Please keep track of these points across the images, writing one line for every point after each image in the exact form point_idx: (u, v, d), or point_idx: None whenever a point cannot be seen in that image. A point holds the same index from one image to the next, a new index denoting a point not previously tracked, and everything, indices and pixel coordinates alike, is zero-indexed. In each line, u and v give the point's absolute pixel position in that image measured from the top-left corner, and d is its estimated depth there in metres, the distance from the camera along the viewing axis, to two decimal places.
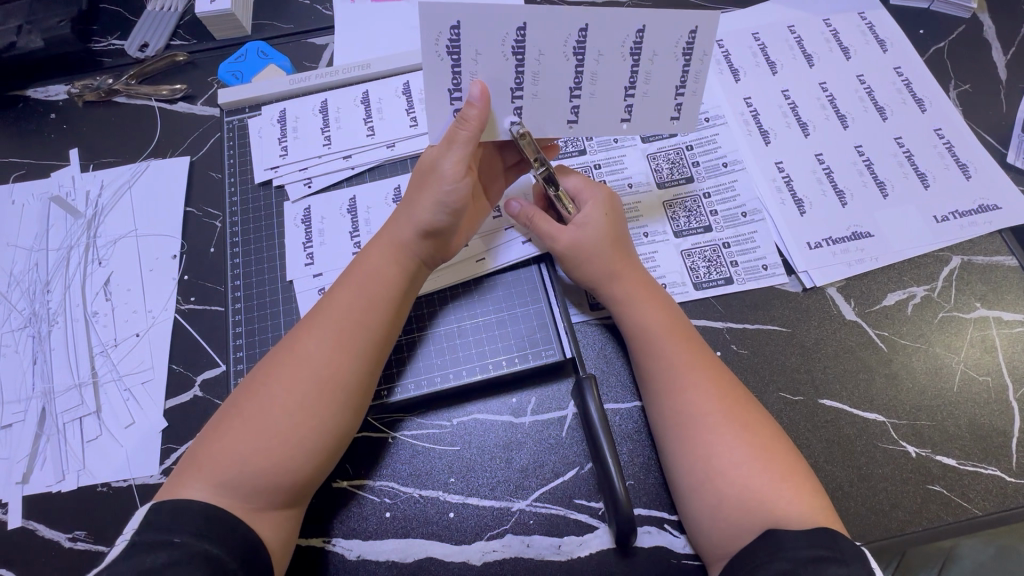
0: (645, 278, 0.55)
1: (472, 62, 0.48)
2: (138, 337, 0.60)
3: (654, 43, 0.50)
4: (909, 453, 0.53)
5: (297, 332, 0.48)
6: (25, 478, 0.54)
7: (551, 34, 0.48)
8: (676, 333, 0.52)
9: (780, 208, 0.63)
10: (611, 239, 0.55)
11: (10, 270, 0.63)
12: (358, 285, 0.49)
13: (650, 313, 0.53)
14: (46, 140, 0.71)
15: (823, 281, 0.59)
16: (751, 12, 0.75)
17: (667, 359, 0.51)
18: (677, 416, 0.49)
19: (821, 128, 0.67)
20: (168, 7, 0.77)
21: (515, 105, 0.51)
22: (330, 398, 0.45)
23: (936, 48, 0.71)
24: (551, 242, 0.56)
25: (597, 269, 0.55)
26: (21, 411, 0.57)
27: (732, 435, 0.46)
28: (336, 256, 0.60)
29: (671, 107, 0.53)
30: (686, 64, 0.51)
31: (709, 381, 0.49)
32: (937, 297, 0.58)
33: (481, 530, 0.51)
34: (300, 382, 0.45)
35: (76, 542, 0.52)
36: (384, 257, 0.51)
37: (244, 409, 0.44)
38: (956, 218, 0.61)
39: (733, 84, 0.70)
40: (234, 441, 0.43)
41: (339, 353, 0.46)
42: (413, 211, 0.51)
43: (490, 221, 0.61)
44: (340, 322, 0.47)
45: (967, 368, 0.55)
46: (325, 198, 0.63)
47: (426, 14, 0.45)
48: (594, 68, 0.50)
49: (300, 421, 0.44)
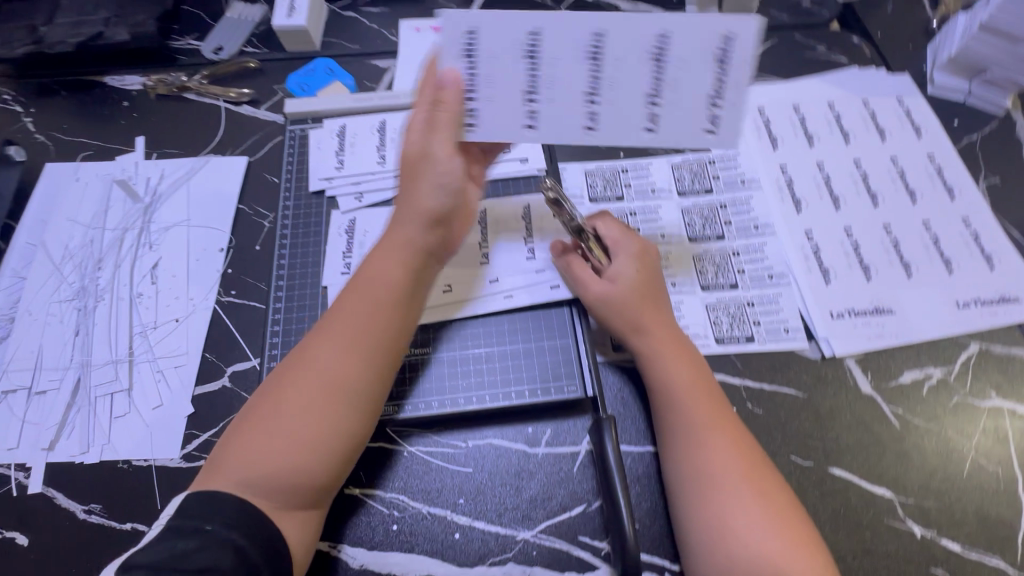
0: (672, 330, 0.57)
1: (507, 65, 0.51)
2: (177, 322, 0.62)
3: (680, 49, 0.50)
4: (914, 532, 0.53)
5: (309, 340, 0.49)
6: (51, 445, 0.56)
7: (564, 40, 0.51)
8: (699, 390, 0.53)
9: (806, 275, 0.65)
10: (646, 294, 0.57)
11: (65, 244, 0.67)
12: (361, 289, 0.50)
13: (678, 369, 0.54)
14: (116, 126, 0.76)
15: (842, 351, 0.61)
16: (793, 86, 0.78)
17: (688, 415, 0.52)
18: (694, 472, 0.50)
19: (851, 203, 0.69)
20: (245, 17, 0.83)
21: (529, 108, 0.52)
22: (338, 405, 0.46)
23: (969, 140, 0.74)
24: (582, 289, 0.59)
25: (630, 320, 0.56)
26: (57, 380, 0.59)
27: (748, 498, 0.48)
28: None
29: (705, 118, 0.52)
30: (722, 70, 0.50)
31: (728, 441, 0.51)
32: (952, 381, 0.60)
33: (483, 555, 0.52)
34: (310, 388, 0.46)
35: (90, 515, 0.53)
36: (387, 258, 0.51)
37: (257, 421, 0.45)
38: (977, 306, 0.62)
39: (771, 151, 0.73)
40: (248, 453, 0.44)
41: (346, 358, 0.47)
42: (412, 207, 0.52)
43: (522, 259, 0.63)
44: (346, 328, 0.48)
45: (978, 456, 0.56)
46: (369, 213, 0.66)
47: (442, 23, 0.50)
48: (613, 75, 0.51)
49: (313, 429, 0.45)
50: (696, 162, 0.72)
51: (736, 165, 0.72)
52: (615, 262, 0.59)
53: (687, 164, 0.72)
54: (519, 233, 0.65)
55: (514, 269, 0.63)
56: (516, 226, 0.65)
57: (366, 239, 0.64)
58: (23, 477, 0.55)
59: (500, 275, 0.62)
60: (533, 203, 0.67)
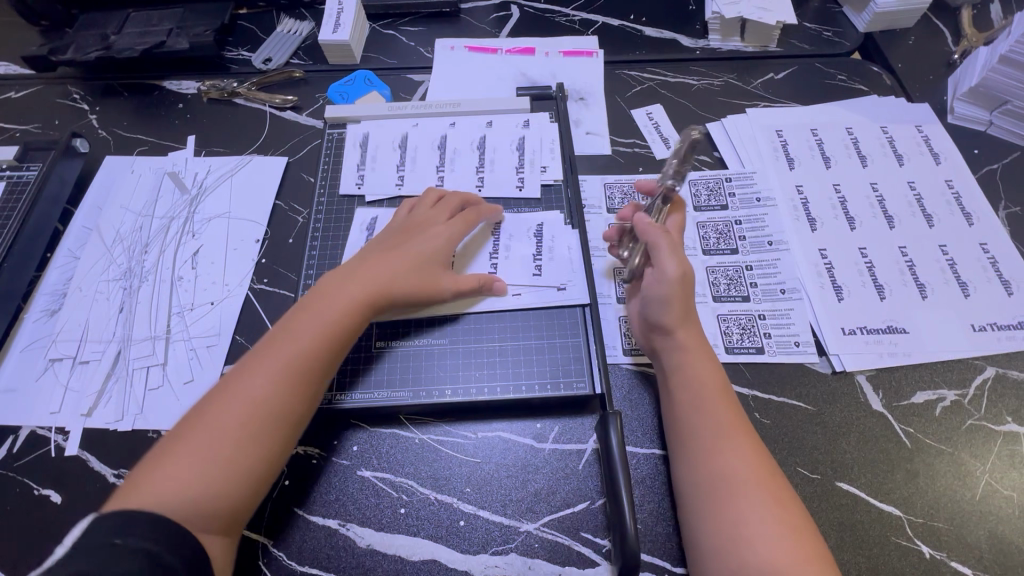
0: (701, 332, 0.59)
1: (426, 152, 0.74)
2: (212, 305, 0.66)
3: (532, 145, 0.74)
4: (922, 552, 0.52)
5: (253, 364, 0.51)
6: (89, 411, 0.60)
7: (464, 140, 0.75)
8: (721, 393, 0.54)
9: (819, 291, 0.66)
10: (687, 290, 0.59)
11: (118, 228, 0.72)
12: (314, 325, 0.54)
13: (706, 370, 0.55)
14: (170, 125, 0.82)
15: (853, 367, 0.61)
16: (811, 110, 0.81)
17: (710, 417, 0.53)
18: (710, 475, 0.50)
19: (866, 225, 0.70)
20: (294, 32, 0.90)
21: (439, 176, 0.73)
22: (283, 431, 0.49)
23: (989, 168, 0.75)
24: (668, 267, 0.58)
25: (688, 308, 0.58)
26: (100, 351, 0.64)
27: (766, 507, 0.47)
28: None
29: (515, 179, 0.72)
30: (519, 156, 0.73)
31: (749, 447, 0.51)
32: (967, 403, 0.59)
33: (486, 544, 0.53)
34: (255, 413, 0.49)
35: (118, 479, 0.56)
36: (349, 305, 0.56)
37: (194, 431, 0.48)
38: (993, 330, 0.62)
39: (787, 171, 0.75)
40: (183, 463, 0.46)
41: (304, 395, 0.51)
42: (383, 274, 0.58)
43: (530, 275, 0.65)
44: (300, 358, 0.52)
45: (991, 480, 0.55)
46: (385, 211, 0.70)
47: (388, 134, 0.76)
48: (493, 157, 0.74)
49: (252, 453, 0.48)
50: (713, 179, 0.75)
51: (752, 184, 0.74)
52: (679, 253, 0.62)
53: (703, 180, 0.75)
54: (528, 246, 0.67)
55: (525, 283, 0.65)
56: (527, 242, 0.67)
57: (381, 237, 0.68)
58: (61, 439, 0.59)
59: (512, 274, 0.65)
60: (548, 224, 0.68)
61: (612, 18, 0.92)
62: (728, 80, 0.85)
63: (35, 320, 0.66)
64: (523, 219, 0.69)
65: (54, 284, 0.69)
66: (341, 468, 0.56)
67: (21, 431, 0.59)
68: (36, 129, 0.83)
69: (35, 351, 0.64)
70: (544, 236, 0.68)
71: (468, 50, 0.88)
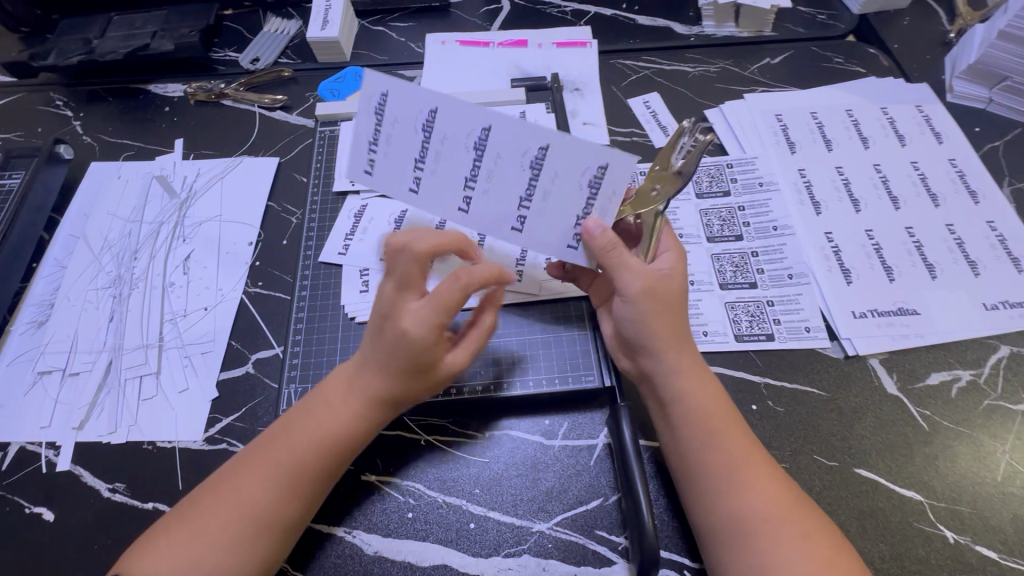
0: (694, 352, 0.52)
1: None
2: (205, 311, 0.64)
3: None
4: (946, 537, 0.51)
5: (249, 464, 0.48)
6: (81, 425, 0.58)
7: None
8: (726, 420, 0.50)
9: (827, 275, 0.64)
10: (673, 316, 0.51)
11: (106, 235, 0.70)
12: (314, 433, 0.48)
13: (707, 399, 0.50)
14: (157, 129, 0.80)
15: (865, 350, 0.60)
16: (810, 93, 0.79)
17: (720, 446, 0.48)
18: (729, 508, 0.46)
19: (871, 207, 0.69)
20: (282, 31, 0.88)
21: None
22: (266, 541, 0.46)
23: (992, 145, 0.74)
24: (627, 282, 0.50)
25: (665, 328, 0.50)
26: (90, 362, 0.61)
27: (797, 538, 0.44)
28: (391, 179, 0.51)
29: None
30: None
31: (767, 476, 0.47)
32: (983, 383, 0.58)
33: (498, 546, 0.51)
34: (239, 519, 0.45)
35: (113, 494, 0.54)
36: (349, 411, 0.49)
37: (178, 526, 0.46)
38: (1006, 308, 0.61)
39: (789, 155, 0.74)
40: (163, 561, 0.44)
41: (294, 506, 0.47)
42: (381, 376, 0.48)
43: (558, 244, 0.51)
44: (292, 469, 0.47)
45: (1011, 460, 0.54)
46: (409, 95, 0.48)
47: None
48: None
49: (228, 562, 0.44)
50: (713, 165, 0.73)
51: (753, 169, 0.73)
52: (662, 262, 0.53)
53: (705, 167, 0.73)
54: (577, 199, 0.49)
55: (546, 245, 0.52)
56: (576, 196, 0.49)
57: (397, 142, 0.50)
58: (52, 455, 0.57)
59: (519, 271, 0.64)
60: (615, 165, 0.47)
61: (604, 8, 0.91)
62: (725, 66, 0.83)
63: (22, 332, 0.64)
64: (584, 150, 0.47)
65: (41, 295, 0.66)
66: (334, 492, 0.54)
67: (11, 447, 0.57)
68: (19, 138, 0.81)
69: (22, 364, 0.62)
70: (600, 194, 0.49)
71: (459, 44, 0.87)
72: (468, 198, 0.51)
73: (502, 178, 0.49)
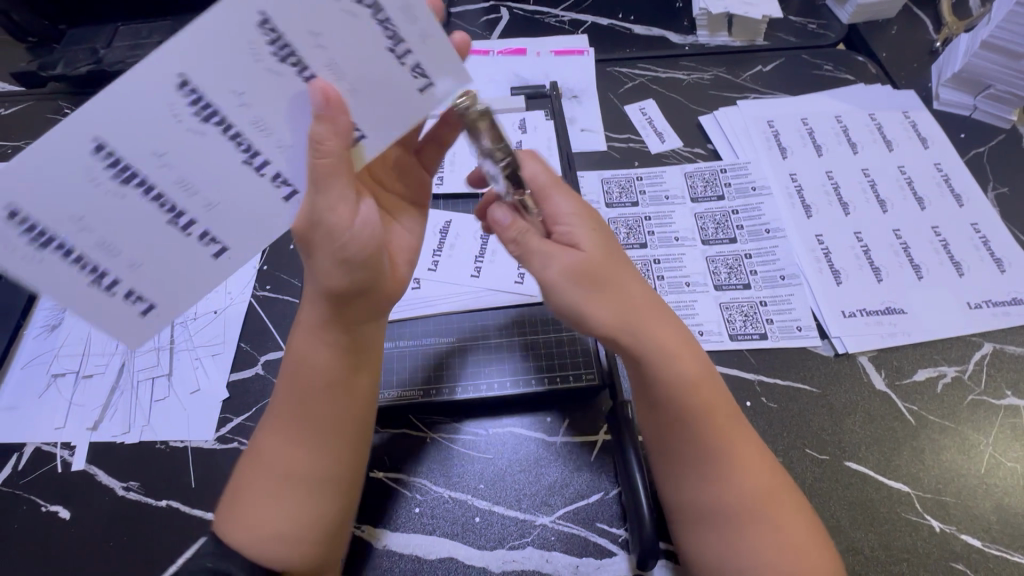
0: (650, 308, 0.48)
1: None
2: (215, 314, 0.66)
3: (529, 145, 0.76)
4: (933, 527, 0.53)
5: (262, 429, 0.51)
6: (95, 425, 0.59)
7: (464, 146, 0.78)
8: (704, 393, 0.47)
9: (818, 276, 0.67)
10: (612, 266, 0.47)
11: None
12: (292, 375, 0.50)
13: (682, 370, 0.46)
14: None
15: (854, 348, 0.62)
16: (801, 100, 0.82)
17: (700, 423, 0.46)
18: (705, 493, 0.46)
19: (860, 209, 0.71)
20: None
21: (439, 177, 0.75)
22: (296, 481, 0.48)
23: (976, 150, 0.77)
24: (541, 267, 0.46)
25: (609, 300, 0.45)
26: (103, 364, 0.63)
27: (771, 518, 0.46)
28: (171, 278, 0.44)
29: None
30: None
31: (744, 450, 0.47)
32: (967, 379, 0.60)
33: (503, 539, 0.53)
34: (265, 472, 0.48)
35: (128, 492, 0.56)
36: (313, 340, 0.49)
37: (228, 498, 0.49)
38: (989, 307, 0.64)
39: (781, 160, 0.76)
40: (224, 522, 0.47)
41: (304, 444, 0.48)
42: (319, 278, 0.45)
43: (410, 94, 0.43)
44: (291, 411, 0.49)
45: (995, 453, 0.56)
46: (47, 187, 0.39)
47: None
48: None
49: (274, 504, 0.47)
50: (708, 170, 0.76)
51: (746, 173, 0.75)
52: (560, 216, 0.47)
53: (699, 172, 0.76)
54: (370, 42, 0.41)
55: (399, 109, 0.43)
56: (358, 25, 0.40)
57: (106, 233, 0.41)
58: (67, 455, 0.58)
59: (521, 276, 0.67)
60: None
61: (601, 18, 0.93)
62: (718, 73, 0.86)
63: (35, 335, 0.65)
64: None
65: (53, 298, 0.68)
66: None
67: (26, 448, 0.59)
68: (28, 146, 0.82)
69: (36, 367, 0.63)
70: (389, 11, 0.40)
71: None
72: (276, 174, 0.42)
73: (277, 113, 0.41)
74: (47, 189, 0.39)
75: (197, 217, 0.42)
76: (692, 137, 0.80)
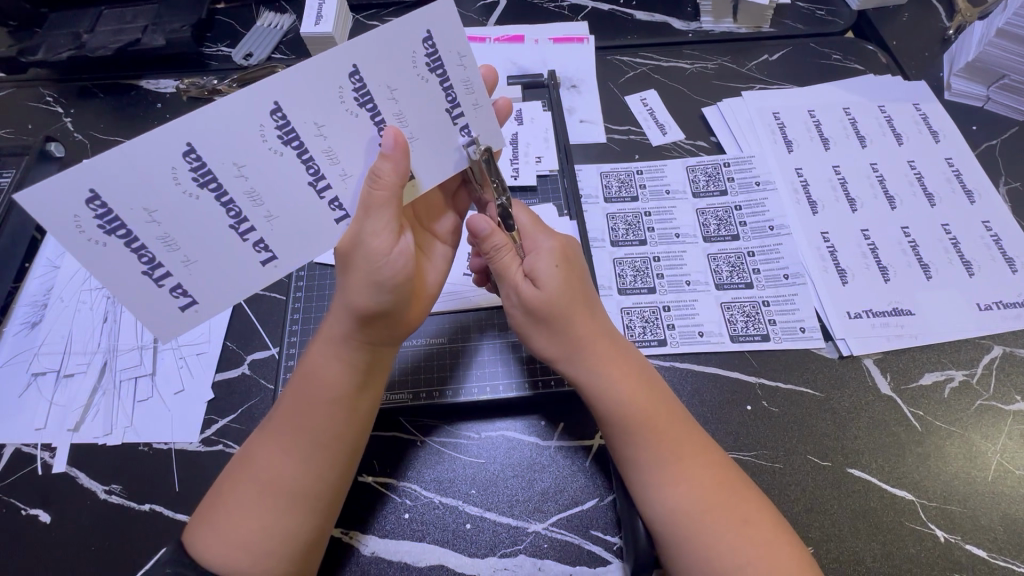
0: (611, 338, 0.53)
1: None
2: None
3: (525, 136, 0.74)
4: (937, 536, 0.51)
5: (257, 437, 0.49)
6: (77, 426, 0.58)
7: None
8: (661, 414, 0.49)
9: (824, 276, 0.64)
10: (578, 301, 0.52)
11: None
12: (301, 387, 0.49)
13: (634, 393, 0.50)
14: (152, 126, 0.79)
15: (859, 350, 0.60)
16: (809, 92, 0.79)
17: (650, 437, 0.48)
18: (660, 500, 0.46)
19: (867, 206, 0.69)
20: (275, 25, 0.87)
21: None
22: (284, 494, 0.46)
23: (988, 144, 0.74)
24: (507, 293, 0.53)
25: (573, 330, 0.51)
26: (85, 363, 0.61)
27: (730, 528, 0.45)
28: (217, 278, 0.47)
29: (509, 170, 0.71)
30: (513, 148, 0.73)
31: (701, 467, 0.47)
32: (976, 383, 0.58)
33: (494, 546, 0.51)
34: (253, 480, 0.47)
35: (110, 495, 0.54)
36: (329, 356, 0.49)
37: (210, 501, 0.47)
38: (999, 309, 0.61)
39: (786, 153, 0.73)
40: (203, 527, 0.46)
41: (297, 458, 0.47)
42: (348, 296, 0.48)
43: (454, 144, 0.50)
44: (290, 423, 0.48)
45: (1003, 459, 0.55)
46: (124, 173, 0.42)
47: None
48: None
49: (257, 516, 0.46)
50: (710, 164, 0.73)
51: (750, 167, 0.73)
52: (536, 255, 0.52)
53: (702, 166, 0.73)
54: (437, 102, 0.48)
55: (442, 152, 0.50)
56: (426, 88, 0.47)
57: (171, 228, 0.44)
58: (48, 456, 0.57)
59: None
60: (437, 27, 0.46)
61: (601, 3, 0.90)
62: (722, 62, 0.83)
63: (15, 333, 0.64)
64: (391, 40, 0.45)
65: (35, 295, 0.66)
66: None
67: (6, 449, 0.57)
68: (9, 136, 0.80)
69: (17, 365, 0.61)
70: (454, 83, 0.48)
71: None
72: (334, 197, 0.48)
73: (349, 149, 0.47)
74: (125, 172, 0.42)
75: (256, 226, 0.46)
76: (695, 129, 0.77)
